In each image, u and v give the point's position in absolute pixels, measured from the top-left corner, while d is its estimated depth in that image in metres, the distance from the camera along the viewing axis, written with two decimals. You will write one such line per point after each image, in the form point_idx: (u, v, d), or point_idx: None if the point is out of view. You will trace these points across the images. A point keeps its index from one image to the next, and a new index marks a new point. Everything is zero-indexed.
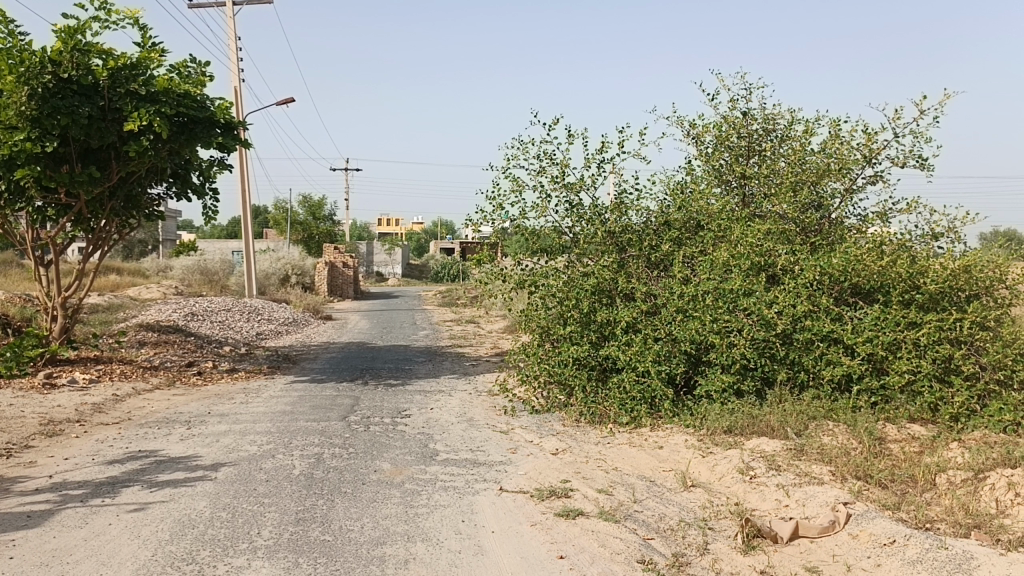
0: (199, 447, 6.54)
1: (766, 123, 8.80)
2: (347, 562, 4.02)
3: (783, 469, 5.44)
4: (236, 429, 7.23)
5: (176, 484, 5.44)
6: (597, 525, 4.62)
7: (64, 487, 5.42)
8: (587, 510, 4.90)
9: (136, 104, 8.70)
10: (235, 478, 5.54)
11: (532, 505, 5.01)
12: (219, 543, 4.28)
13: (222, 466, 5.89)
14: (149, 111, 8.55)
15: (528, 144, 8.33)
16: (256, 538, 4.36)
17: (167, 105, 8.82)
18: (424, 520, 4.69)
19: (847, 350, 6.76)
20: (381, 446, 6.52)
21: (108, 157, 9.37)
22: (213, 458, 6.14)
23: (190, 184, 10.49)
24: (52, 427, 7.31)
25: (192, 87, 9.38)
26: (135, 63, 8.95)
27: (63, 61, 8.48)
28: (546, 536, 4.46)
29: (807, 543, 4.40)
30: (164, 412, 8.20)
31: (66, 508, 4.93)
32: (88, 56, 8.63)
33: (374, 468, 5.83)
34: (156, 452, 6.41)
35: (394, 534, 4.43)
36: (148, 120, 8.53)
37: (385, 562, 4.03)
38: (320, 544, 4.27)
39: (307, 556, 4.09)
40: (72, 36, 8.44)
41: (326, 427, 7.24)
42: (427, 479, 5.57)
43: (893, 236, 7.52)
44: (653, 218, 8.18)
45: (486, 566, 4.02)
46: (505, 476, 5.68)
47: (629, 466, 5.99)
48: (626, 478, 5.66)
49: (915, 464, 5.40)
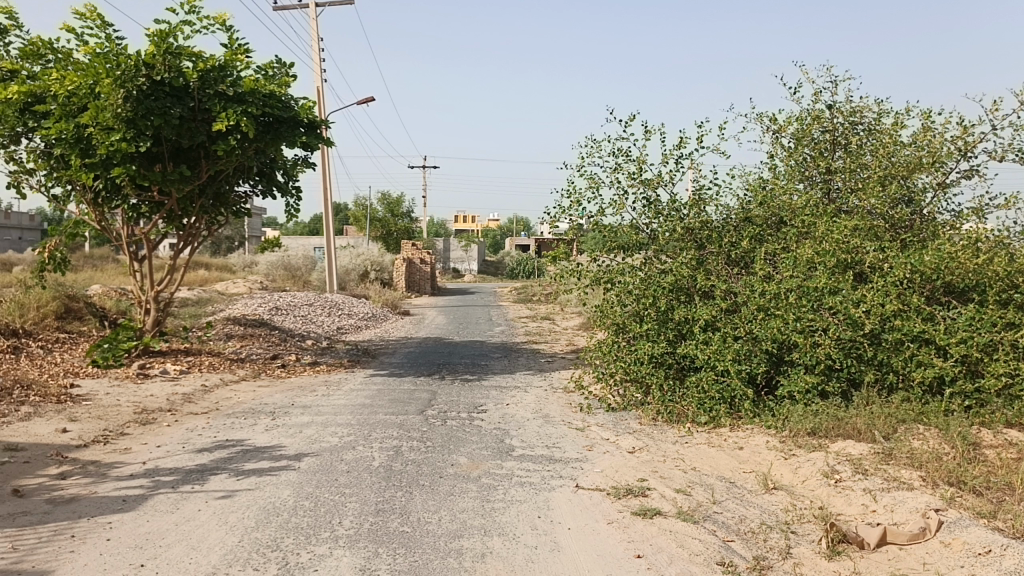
0: (283, 437, 6.74)
1: (852, 117, 8.54)
2: (425, 554, 4.07)
3: (870, 473, 5.27)
4: (317, 420, 7.42)
5: (261, 472, 5.61)
6: (675, 525, 4.56)
7: (157, 473, 5.66)
8: (664, 509, 4.84)
9: (224, 105, 8.98)
10: (317, 468, 5.68)
11: (609, 503, 4.98)
12: (302, 531, 4.39)
13: (304, 456, 6.05)
14: (236, 111, 8.83)
15: (603, 141, 8.37)
16: (337, 527, 4.46)
17: (253, 105, 9.10)
18: (500, 515, 4.71)
19: (939, 351, 6.50)
20: (458, 441, 6.59)
21: (198, 156, 9.70)
22: (296, 449, 6.31)
23: (275, 182, 10.78)
24: (145, 415, 7.65)
25: (277, 87, 9.63)
26: (223, 64, 9.27)
27: (156, 64, 8.87)
28: (623, 534, 4.43)
29: (896, 550, 4.24)
30: (250, 402, 8.48)
31: (158, 493, 5.15)
32: (179, 59, 8.97)
33: (451, 462, 5.89)
34: (242, 441, 6.63)
35: (471, 528, 4.47)
36: (235, 119, 8.80)
37: (463, 555, 4.07)
38: (399, 535, 4.34)
39: (386, 547, 4.17)
40: (164, 40, 8.80)
41: (404, 421, 7.35)
42: (503, 474, 5.60)
43: (990, 232, 7.19)
44: (733, 214, 8.04)
45: (563, 563, 4.01)
46: (582, 473, 5.66)
47: (708, 466, 5.90)
48: (705, 478, 5.57)
49: (1013, 472, 5.16)
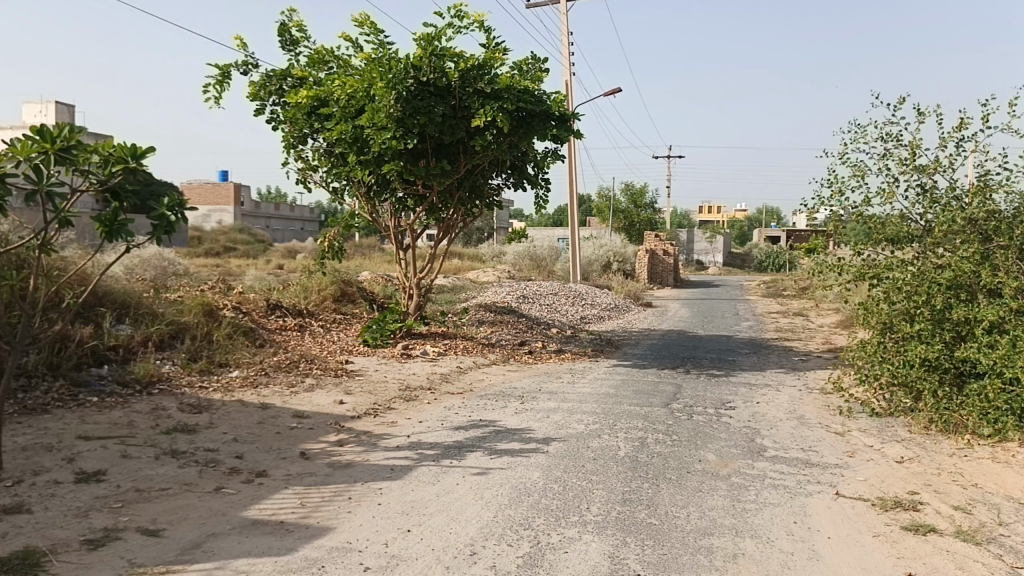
0: (533, 421, 6.98)
1: None
2: (675, 548, 4.03)
3: None
4: (564, 406, 7.61)
5: (513, 453, 5.85)
6: (953, 545, 4.13)
7: (420, 446, 6.10)
8: (939, 527, 4.40)
9: (482, 102, 9.45)
10: (566, 453, 5.82)
11: (874, 514, 4.62)
12: (553, 513, 4.52)
13: (553, 441, 6.23)
14: (493, 108, 9.24)
15: (869, 126, 8.06)
16: (586, 512, 4.54)
17: (509, 101, 9.46)
18: (753, 516, 4.54)
19: None
20: (705, 436, 6.45)
21: (457, 151, 10.27)
22: (544, 433, 6.52)
23: (526, 175, 11.17)
24: (409, 392, 8.28)
25: (531, 83, 9.96)
26: (483, 63, 9.71)
27: (423, 66, 9.48)
28: (890, 549, 4.09)
29: None
30: (501, 386, 8.89)
31: (422, 465, 5.55)
32: (443, 60, 9.54)
33: (699, 457, 5.78)
34: (494, 422, 6.96)
35: (721, 526, 4.35)
36: (492, 115, 9.22)
37: (713, 553, 3.98)
38: (647, 526, 4.34)
39: (634, 537, 4.17)
40: (430, 43, 9.40)
41: (649, 413, 7.32)
42: (755, 474, 5.39)
43: None
44: None
45: (823, 573, 3.78)
46: (842, 480, 5.31)
47: (992, 484, 5.28)
48: (989, 497, 4.99)
49: None
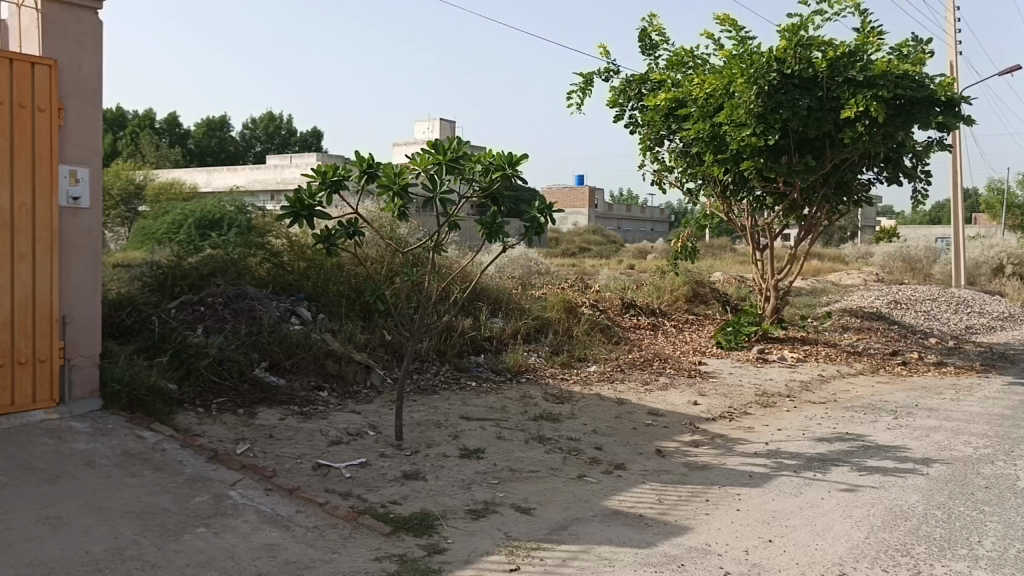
0: (908, 439, 6.34)
1: None
2: None
3: None
4: (947, 426, 6.80)
5: (887, 472, 5.37)
6: None
7: (779, 455, 5.86)
8: None
9: (853, 91, 8.81)
10: (951, 478, 5.19)
11: None
12: (937, 542, 4.05)
13: (934, 463, 5.60)
14: (867, 96, 8.56)
15: None
16: (978, 546, 4.01)
17: (885, 88, 8.68)
18: None
19: None
20: None
21: (823, 145, 9.65)
22: (923, 453, 5.88)
23: (902, 168, 10.17)
24: (766, 398, 8.00)
25: (911, 66, 9.05)
26: (855, 49, 9.05)
27: (787, 58, 9.11)
28: None
29: None
30: (869, 398, 8.21)
31: (782, 475, 5.32)
32: (810, 50, 9.08)
33: None
34: (863, 436, 6.44)
35: None
36: (865, 105, 8.55)
37: None
38: None
39: None
40: (796, 34, 9.02)
41: None
42: None
43: None
44: None
45: None
46: None
47: None
48: None
49: None
